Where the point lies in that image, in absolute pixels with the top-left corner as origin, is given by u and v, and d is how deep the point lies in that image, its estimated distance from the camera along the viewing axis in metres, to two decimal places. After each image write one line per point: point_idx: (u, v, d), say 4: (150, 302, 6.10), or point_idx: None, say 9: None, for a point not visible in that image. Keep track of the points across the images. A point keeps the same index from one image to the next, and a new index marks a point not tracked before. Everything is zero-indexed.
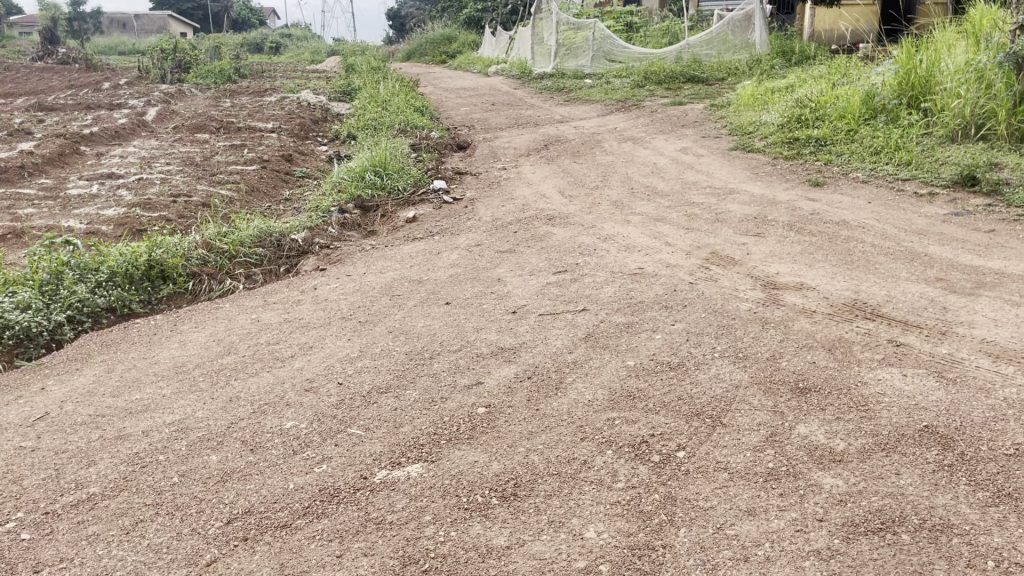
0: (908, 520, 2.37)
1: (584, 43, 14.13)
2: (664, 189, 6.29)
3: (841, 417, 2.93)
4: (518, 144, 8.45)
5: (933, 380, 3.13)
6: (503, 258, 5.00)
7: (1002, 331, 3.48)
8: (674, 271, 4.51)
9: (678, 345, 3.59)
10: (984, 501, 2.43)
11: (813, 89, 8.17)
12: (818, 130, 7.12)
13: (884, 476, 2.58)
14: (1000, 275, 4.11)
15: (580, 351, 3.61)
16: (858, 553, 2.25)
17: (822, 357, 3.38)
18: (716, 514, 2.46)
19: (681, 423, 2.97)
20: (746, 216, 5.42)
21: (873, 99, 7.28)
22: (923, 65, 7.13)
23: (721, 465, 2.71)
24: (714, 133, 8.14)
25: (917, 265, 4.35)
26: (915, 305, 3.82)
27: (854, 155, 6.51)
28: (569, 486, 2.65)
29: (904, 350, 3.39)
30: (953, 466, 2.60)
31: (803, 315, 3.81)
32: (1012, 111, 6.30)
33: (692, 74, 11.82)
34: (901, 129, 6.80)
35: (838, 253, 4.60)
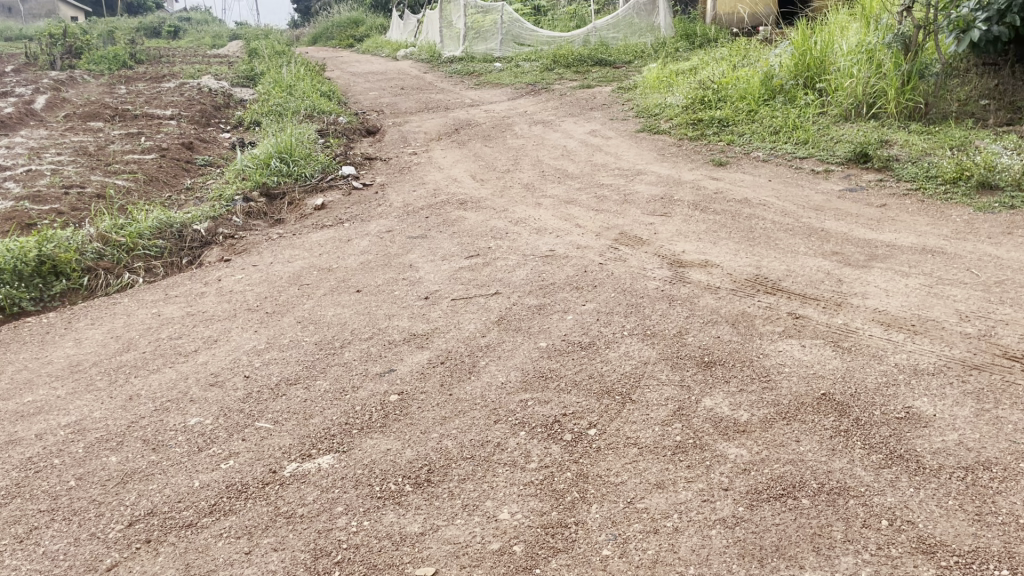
0: (808, 485, 2.47)
1: (492, 27, 14.08)
2: (574, 171, 6.35)
3: (745, 388, 3.03)
4: (428, 129, 8.37)
5: (829, 349, 3.27)
6: (414, 243, 4.96)
7: (894, 300, 3.65)
8: (584, 252, 4.57)
9: (589, 325, 3.64)
10: (878, 463, 2.54)
11: (714, 71, 8.35)
12: (721, 111, 7.28)
13: (785, 443, 2.68)
14: (891, 247, 4.31)
15: (493, 334, 3.61)
16: (761, 519, 2.33)
17: (726, 331, 3.49)
18: (627, 489, 2.51)
19: (593, 402, 3.01)
20: (654, 196, 5.52)
21: (772, 80, 7.49)
22: (817, 47, 7.39)
23: (631, 440, 2.76)
24: (622, 115, 8.24)
25: (815, 239, 4.52)
26: (813, 279, 3.96)
27: (755, 135, 6.69)
28: (483, 469, 2.65)
29: (803, 322, 3.52)
30: (848, 431, 2.72)
31: (708, 291, 3.92)
32: (900, 91, 6.58)
33: (600, 58, 11.94)
34: (798, 108, 7.02)
35: (741, 231, 4.74)
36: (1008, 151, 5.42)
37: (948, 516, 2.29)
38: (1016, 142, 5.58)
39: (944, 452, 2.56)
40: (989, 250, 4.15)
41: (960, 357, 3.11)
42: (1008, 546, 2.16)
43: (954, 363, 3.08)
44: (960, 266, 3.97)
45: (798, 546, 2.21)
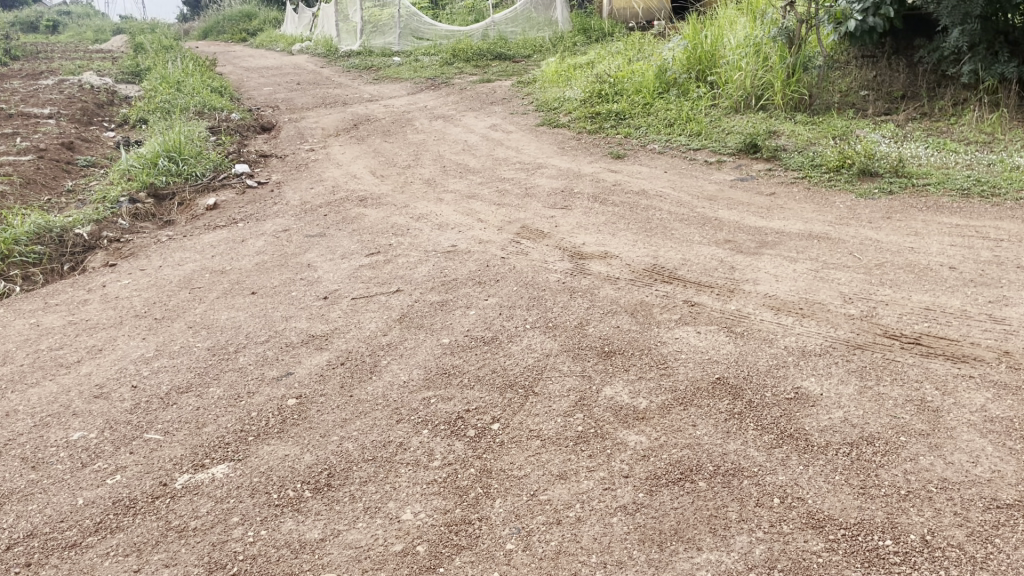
0: (704, 468, 2.53)
1: (390, 21, 13.91)
2: (475, 165, 6.33)
3: (643, 376, 3.09)
4: (326, 125, 8.20)
5: (723, 335, 3.36)
6: (313, 242, 4.85)
7: (783, 285, 3.78)
8: (486, 246, 4.56)
9: (491, 320, 3.63)
10: (770, 443, 2.63)
11: (611, 65, 8.48)
12: (618, 104, 7.38)
13: (682, 428, 2.74)
14: (779, 234, 4.47)
15: (395, 332, 3.56)
16: (660, 504, 2.38)
17: (625, 321, 3.54)
18: (530, 481, 2.52)
19: (496, 396, 3.00)
20: (554, 189, 5.57)
21: (666, 74, 7.64)
22: (707, 41, 7.58)
23: (534, 433, 2.77)
24: (522, 109, 8.26)
25: (708, 228, 4.64)
26: (707, 267, 4.07)
27: (650, 128, 6.82)
28: (384, 470, 2.61)
29: (698, 309, 3.61)
30: (742, 413, 2.81)
31: (608, 282, 3.97)
32: (786, 83, 6.82)
33: (499, 52, 11.96)
34: (691, 101, 7.19)
35: (638, 221, 4.82)
36: (885, 140, 5.70)
37: (835, 491, 2.39)
38: (892, 131, 5.89)
39: (830, 430, 2.67)
40: (870, 234, 4.35)
41: (844, 338, 3.26)
42: (890, 517, 2.27)
43: (838, 343, 3.21)
44: (843, 250, 4.16)
45: (696, 529, 2.27)
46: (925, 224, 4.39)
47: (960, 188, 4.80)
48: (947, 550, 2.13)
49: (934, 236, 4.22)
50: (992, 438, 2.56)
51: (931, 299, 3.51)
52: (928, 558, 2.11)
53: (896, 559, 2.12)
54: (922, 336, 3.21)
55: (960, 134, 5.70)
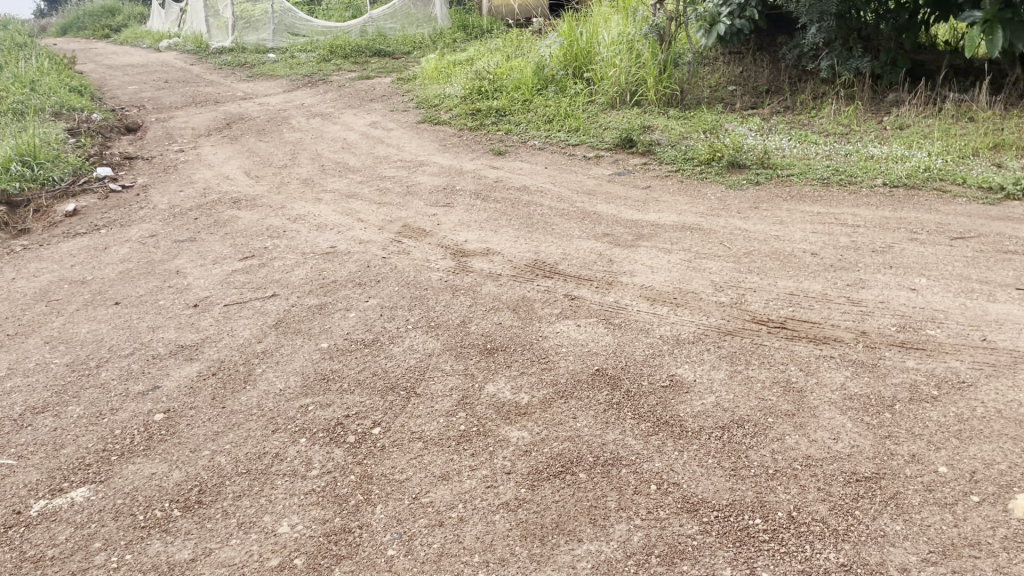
0: (585, 459, 2.57)
1: (263, 17, 13.49)
2: (355, 164, 6.21)
3: (525, 371, 3.10)
4: (197, 124, 7.87)
5: (602, 327, 3.42)
6: (182, 247, 4.64)
7: (657, 276, 3.88)
8: (367, 247, 4.48)
9: (372, 321, 3.57)
10: (647, 431, 2.70)
11: (490, 62, 8.48)
12: (497, 101, 7.38)
13: (563, 421, 2.77)
14: (655, 226, 4.59)
15: (270, 339, 3.45)
16: (542, 498, 2.40)
17: (507, 317, 3.55)
18: (411, 484, 2.49)
19: (376, 400, 2.95)
20: (436, 187, 5.53)
21: (544, 71, 7.67)
22: (583, 38, 7.67)
23: (416, 435, 2.73)
24: (402, 106, 8.17)
25: (588, 222, 4.72)
26: (586, 261, 4.13)
27: (530, 123, 6.85)
28: (260, 483, 2.52)
29: (578, 302, 3.66)
30: (620, 403, 2.86)
31: (490, 279, 3.97)
32: (658, 79, 6.98)
33: (378, 49, 11.78)
34: (569, 97, 7.26)
35: (520, 218, 4.85)
36: (752, 134, 5.95)
37: (708, 474, 2.47)
38: (758, 125, 6.14)
39: (703, 415, 2.76)
40: (739, 224, 4.52)
41: (716, 325, 3.37)
42: (760, 496, 2.36)
43: (710, 331, 3.33)
44: (714, 240, 4.31)
45: (576, 520, 2.30)
46: (789, 213, 4.61)
47: (821, 178, 5.05)
48: (811, 525, 2.24)
49: (797, 224, 4.43)
50: (851, 415, 2.70)
51: (795, 284, 3.68)
52: (794, 534, 2.21)
53: (765, 536, 2.21)
54: (787, 320, 3.36)
55: (820, 126, 6.00)
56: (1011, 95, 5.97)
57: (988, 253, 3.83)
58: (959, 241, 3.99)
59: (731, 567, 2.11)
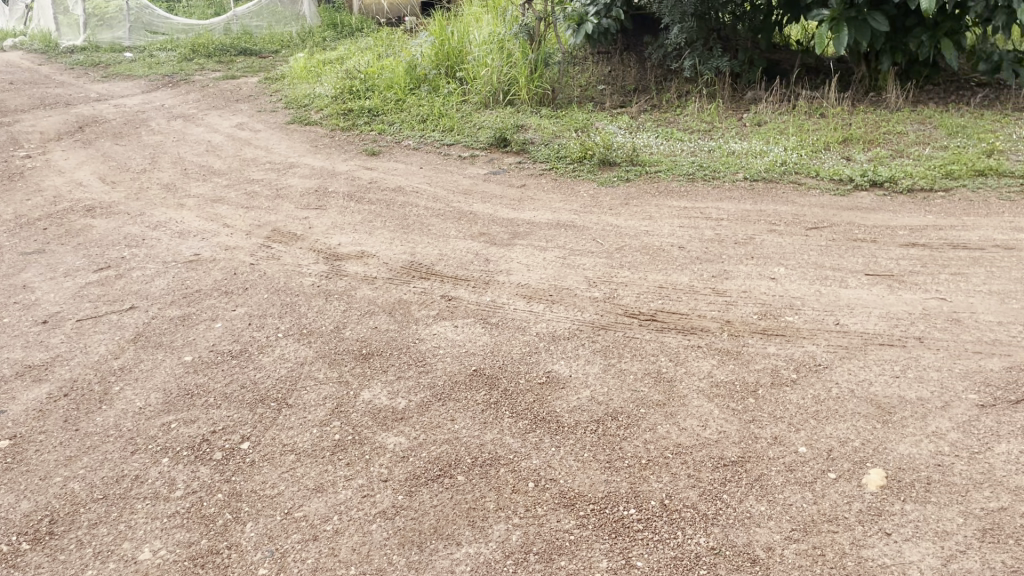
0: (463, 461, 2.55)
1: (117, 14, 12.78)
2: (220, 167, 5.97)
3: (402, 375, 3.05)
4: (45, 128, 7.35)
5: (479, 327, 3.41)
6: (29, 260, 4.32)
7: (533, 274, 3.91)
8: (234, 253, 4.30)
9: (240, 331, 3.43)
10: (524, 428, 2.70)
11: (361, 61, 8.33)
12: (370, 101, 7.24)
13: (441, 424, 2.74)
14: (530, 224, 4.62)
15: (128, 355, 3.25)
16: (419, 504, 2.36)
17: (383, 320, 3.49)
18: (283, 499, 2.40)
19: (245, 413, 2.83)
20: (307, 189, 5.37)
21: (415, 70, 7.55)
22: (454, 37, 7.64)
23: (287, 447, 2.64)
24: (270, 106, 7.90)
25: (464, 222, 4.70)
26: (463, 261, 4.11)
27: (404, 123, 6.76)
28: (118, 508, 2.38)
29: (455, 303, 3.63)
30: (498, 402, 2.85)
31: (364, 283, 3.89)
32: (530, 79, 7.04)
33: (244, 47, 11.38)
34: (442, 96, 7.21)
35: (395, 219, 4.78)
36: (621, 132, 6.08)
37: (584, 468, 2.50)
38: (626, 122, 6.29)
39: (579, 409, 2.79)
40: (611, 220, 4.61)
41: (590, 320, 3.43)
42: (634, 486, 2.41)
43: (584, 326, 3.37)
44: (587, 237, 4.38)
45: (455, 524, 2.28)
46: (657, 209, 4.74)
47: (687, 173, 5.23)
48: (682, 511, 2.31)
49: (665, 219, 4.56)
50: (717, 402, 2.80)
51: (664, 277, 3.79)
52: (666, 521, 2.27)
53: (639, 526, 2.26)
54: (657, 313, 3.45)
55: (685, 123, 6.20)
56: (856, 93, 6.36)
57: (839, 242, 4.06)
58: (814, 231, 4.22)
59: (607, 559, 2.15)
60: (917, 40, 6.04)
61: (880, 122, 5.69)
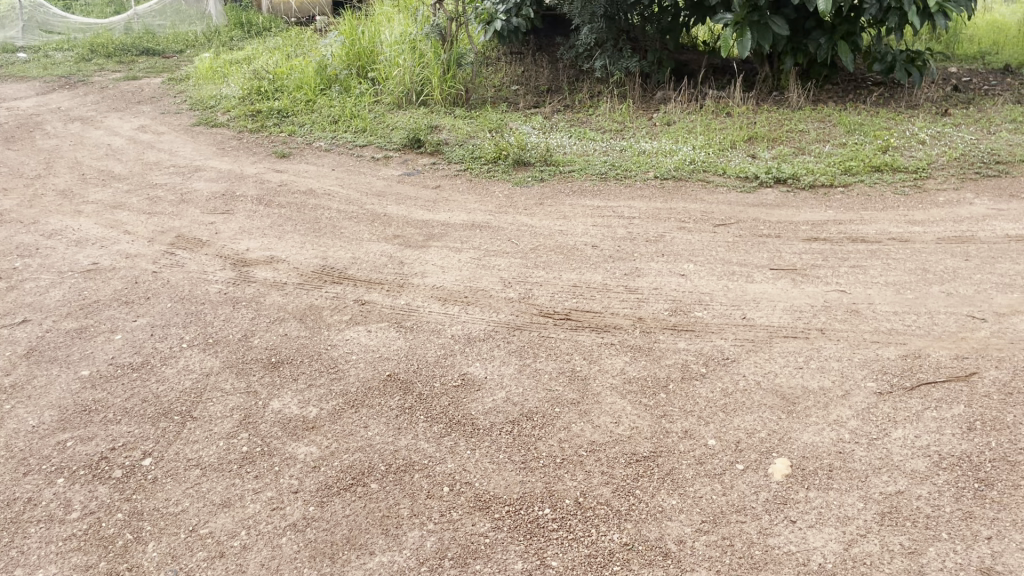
0: (376, 468, 2.51)
1: (10, 13, 12.16)
2: (121, 172, 5.73)
3: (313, 383, 2.98)
4: None
5: (393, 331, 3.36)
6: None
7: (448, 276, 3.88)
8: (135, 261, 4.14)
9: (141, 342, 3.29)
10: (439, 433, 2.68)
11: (269, 62, 8.13)
12: (278, 102, 7.08)
13: (354, 432, 2.68)
14: (445, 226, 4.59)
15: (20, 371, 3.09)
16: (331, 514, 2.31)
17: (293, 327, 3.41)
18: (188, 516, 2.32)
19: (147, 428, 2.72)
20: (213, 194, 5.21)
21: (326, 71, 7.42)
22: (365, 37, 7.53)
23: (192, 462, 2.55)
24: (174, 108, 7.63)
25: (377, 225, 4.63)
26: (376, 264, 4.05)
27: (314, 125, 6.62)
28: (10, 534, 2.26)
29: (368, 307, 3.58)
30: (412, 407, 2.82)
31: (274, 289, 3.79)
32: (443, 79, 7.00)
33: (146, 47, 10.97)
34: (354, 97, 7.09)
35: (306, 222, 4.68)
36: (535, 132, 6.10)
37: (499, 470, 2.49)
38: (540, 123, 6.31)
39: (494, 411, 2.78)
40: (525, 220, 4.63)
41: (506, 321, 3.42)
42: (549, 486, 2.42)
43: (499, 327, 3.37)
44: (502, 237, 4.38)
45: (368, 533, 2.24)
46: (572, 208, 4.78)
47: (600, 173, 5.29)
48: (597, 508, 2.32)
49: (579, 219, 4.60)
50: (630, 398, 2.83)
51: (577, 276, 3.81)
52: (580, 519, 2.28)
53: (554, 526, 2.26)
54: (571, 312, 3.47)
55: (597, 123, 6.27)
56: (761, 92, 6.56)
57: (746, 238, 4.17)
58: (722, 228, 4.32)
59: (522, 561, 2.14)
60: (816, 41, 6.26)
61: (783, 121, 5.87)
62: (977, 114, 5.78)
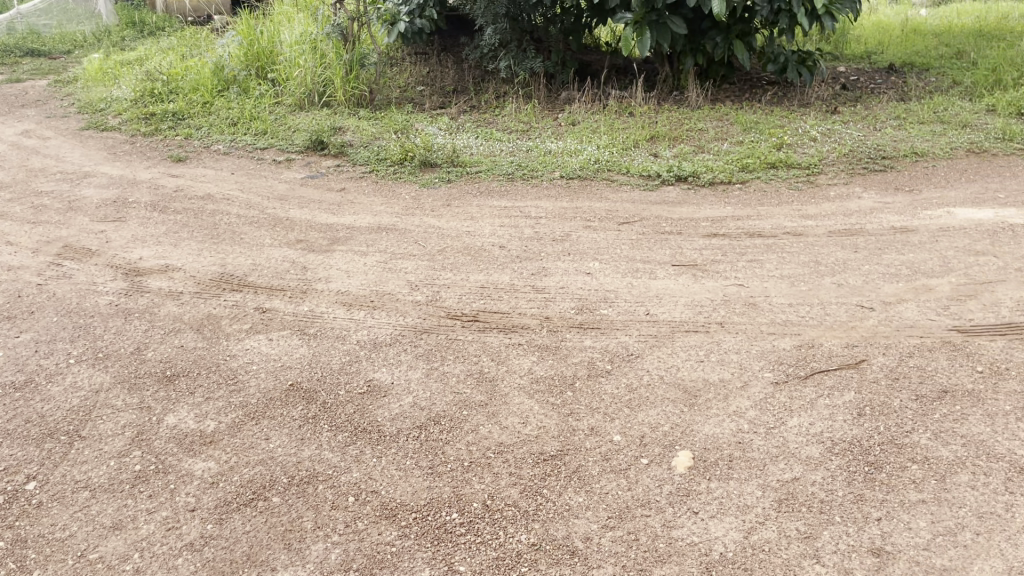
0: (278, 481, 2.44)
1: None
2: (3, 179, 5.42)
3: (211, 396, 2.87)
4: None
5: (296, 338, 3.28)
6: None
7: (353, 280, 3.82)
8: (18, 274, 3.91)
9: (25, 360, 3.12)
10: (344, 441, 2.62)
11: (163, 62, 7.84)
12: (173, 104, 6.83)
13: (254, 444, 2.60)
14: (350, 229, 4.51)
15: None
16: (231, 531, 2.24)
17: (190, 338, 3.28)
18: (76, 541, 2.21)
19: (31, 451, 2.57)
20: (104, 201, 4.98)
21: (223, 72, 7.19)
22: (264, 37, 7.34)
23: (81, 484, 2.43)
24: (60, 111, 7.27)
25: (279, 229, 4.52)
26: (278, 270, 3.95)
27: (212, 127, 6.42)
28: None
29: (270, 315, 3.48)
30: (316, 417, 2.75)
31: (169, 299, 3.64)
32: (346, 80, 6.89)
33: (30, 48, 10.43)
34: (253, 99, 6.91)
35: (204, 228, 4.52)
36: (441, 133, 6.07)
37: (406, 477, 2.45)
38: (446, 123, 6.28)
39: (400, 417, 2.74)
40: (432, 222, 4.59)
41: (412, 324, 3.38)
42: (456, 490, 2.40)
43: (406, 331, 3.33)
44: (408, 240, 4.33)
45: (269, 549, 2.18)
46: (478, 209, 4.77)
47: (507, 173, 5.30)
48: (504, 510, 2.31)
49: (485, 219, 4.59)
50: (537, 398, 2.84)
51: (485, 277, 3.81)
52: (488, 522, 2.27)
53: (461, 530, 2.24)
54: (479, 313, 3.46)
55: (503, 124, 6.28)
56: (662, 92, 6.69)
57: (649, 235, 4.25)
58: (625, 226, 4.39)
59: (429, 568, 2.12)
60: (713, 41, 6.43)
61: (683, 119, 6.01)
62: (864, 111, 6.05)
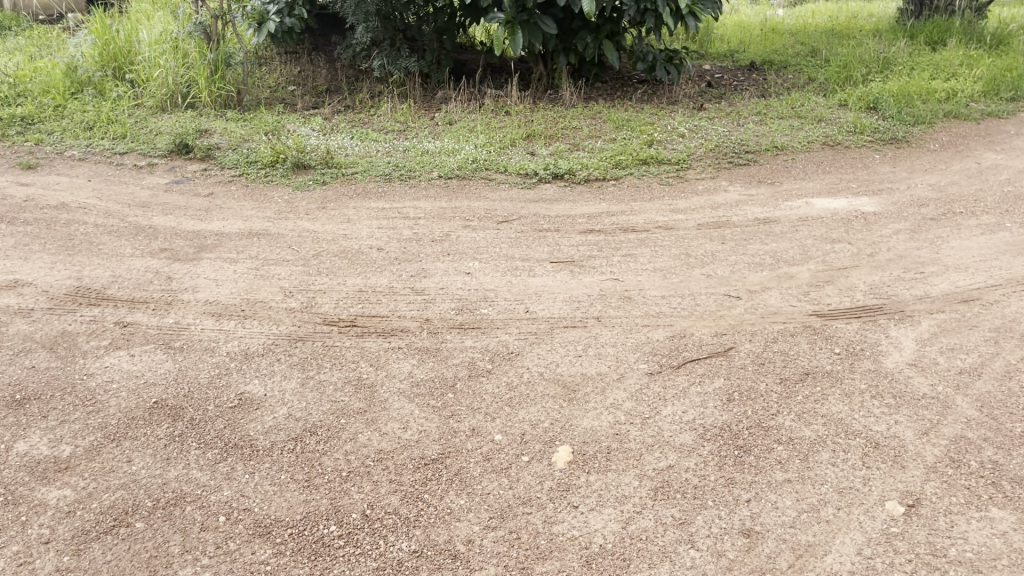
0: (142, 505, 2.31)
1: None
2: None
3: (66, 419, 2.69)
4: None
5: (160, 353, 3.12)
6: None
7: (223, 289, 3.66)
8: None
9: None
10: (213, 459, 2.51)
11: (8, 63, 7.31)
12: (21, 107, 6.38)
13: (115, 468, 2.46)
14: (218, 235, 4.33)
15: None
16: (90, 562, 2.11)
17: (42, 358, 3.07)
18: None
19: None
20: None
21: (76, 73, 6.78)
22: (120, 36, 6.96)
23: None
24: None
25: (141, 238, 4.29)
26: (140, 281, 3.74)
27: (65, 132, 6.03)
28: None
29: (132, 330, 3.29)
30: (183, 434, 2.62)
31: (18, 317, 3.40)
32: (211, 80, 6.62)
33: None
34: (110, 101, 6.54)
35: (57, 240, 4.24)
36: (314, 134, 5.92)
37: (281, 491, 2.37)
38: (319, 124, 6.13)
39: (274, 430, 2.65)
40: (306, 226, 4.47)
41: (286, 332, 3.28)
42: (334, 502, 2.33)
43: (280, 339, 3.22)
44: (282, 245, 4.20)
45: None
46: (355, 211, 4.68)
47: (383, 174, 5.22)
48: (384, 519, 2.27)
49: (362, 222, 4.50)
50: (417, 402, 2.80)
51: (362, 281, 3.73)
52: (367, 532, 2.23)
53: (339, 542, 2.19)
54: (357, 318, 3.39)
55: (378, 124, 6.19)
56: (536, 90, 6.76)
57: (527, 233, 4.27)
58: (503, 224, 4.40)
59: None
60: (584, 41, 6.54)
61: (558, 118, 6.09)
62: (729, 107, 6.30)
